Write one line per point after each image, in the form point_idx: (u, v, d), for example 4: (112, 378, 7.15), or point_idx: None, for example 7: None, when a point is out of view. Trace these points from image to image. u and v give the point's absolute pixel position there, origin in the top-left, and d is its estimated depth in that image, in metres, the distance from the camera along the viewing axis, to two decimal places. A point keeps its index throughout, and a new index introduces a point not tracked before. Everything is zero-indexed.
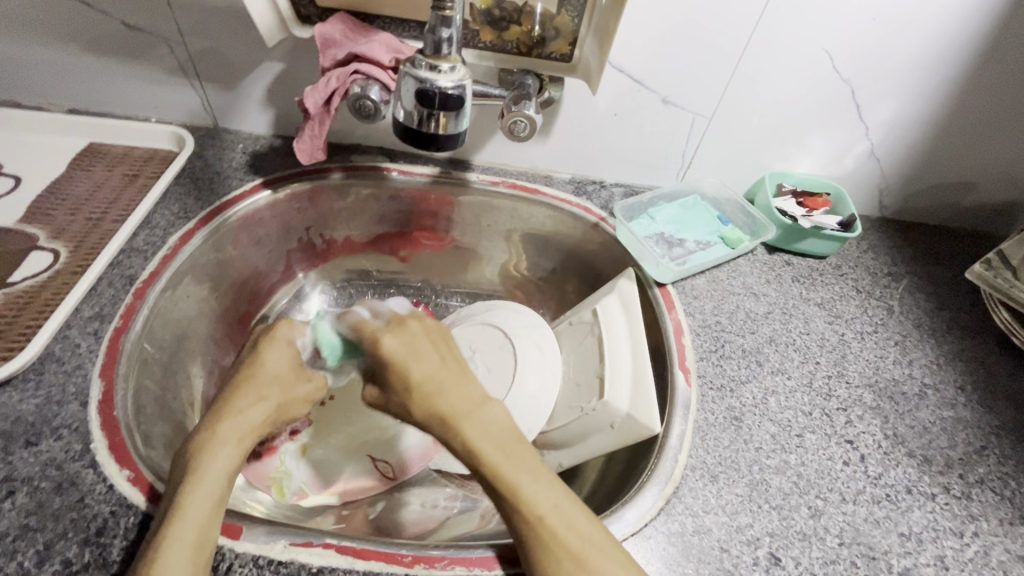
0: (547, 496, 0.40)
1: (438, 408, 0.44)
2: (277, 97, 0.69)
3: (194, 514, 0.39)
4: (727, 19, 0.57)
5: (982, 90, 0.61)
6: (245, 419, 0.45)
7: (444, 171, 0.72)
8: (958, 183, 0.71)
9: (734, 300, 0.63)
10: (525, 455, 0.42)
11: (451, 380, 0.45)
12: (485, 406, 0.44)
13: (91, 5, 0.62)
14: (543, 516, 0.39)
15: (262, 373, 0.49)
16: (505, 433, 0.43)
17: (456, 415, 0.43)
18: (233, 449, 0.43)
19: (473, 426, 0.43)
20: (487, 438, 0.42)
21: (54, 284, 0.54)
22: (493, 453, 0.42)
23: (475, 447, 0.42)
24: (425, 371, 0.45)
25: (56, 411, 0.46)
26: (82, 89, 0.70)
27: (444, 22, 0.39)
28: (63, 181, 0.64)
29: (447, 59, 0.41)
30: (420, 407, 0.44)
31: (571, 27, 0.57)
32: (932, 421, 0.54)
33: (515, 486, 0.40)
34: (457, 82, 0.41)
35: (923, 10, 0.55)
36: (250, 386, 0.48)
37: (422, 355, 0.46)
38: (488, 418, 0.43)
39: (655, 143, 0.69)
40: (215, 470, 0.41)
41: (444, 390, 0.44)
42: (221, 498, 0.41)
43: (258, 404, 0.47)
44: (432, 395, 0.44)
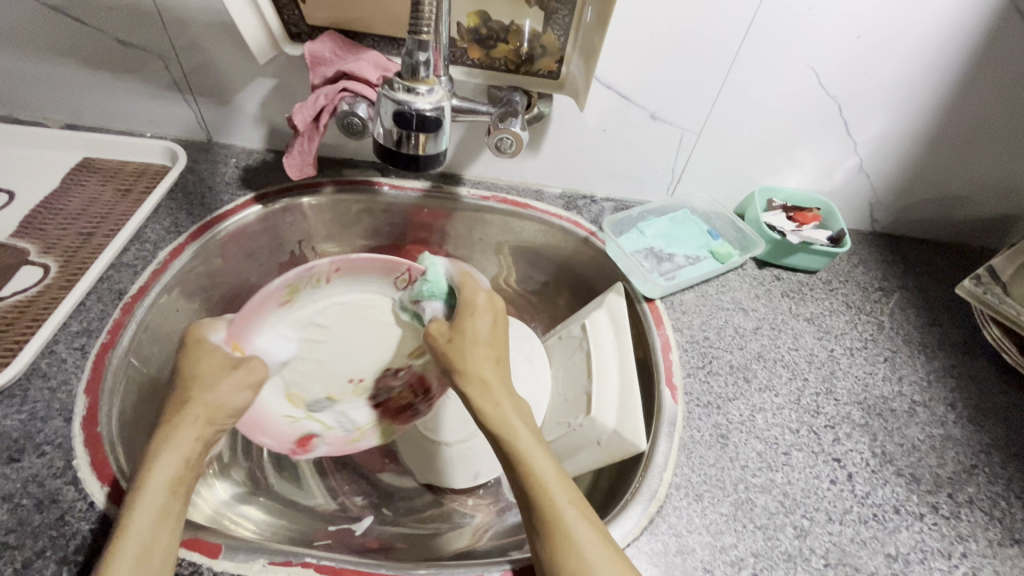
0: (562, 484, 0.42)
1: (484, 380, 0.48)
2: (270, 112, 0.69)
3: (139, 521, 0.39)
4: (713, 36, 0.57)
5: (969, 106, 0.61)
6: (182, 425, 0.44)
7: (434, 185, 0.72)
8: (948, 198, 0.71)
9: (723, 315, 0.63)
10: (547, 445, 0.45)
11: (493, 362, 0.49)
12: (518, 394, 0.48)
13: (86, 23, 0.63)
14: (556, 500, 0.41)
15: (192, 377, 0.48)
16: (531, 423, 0.47)
17: (499, 389, 0.47)
18: (177, 453, 0.43)
19: (510, 404, 0.47)
20: (521, 418, 0.46)
21: (43, 299, 0.54)
22: (522, 431, 0.45)
23: (509, 423, 0.45)
24: (483, 349, 0.50)
25: (40, 427, 0.46)
26: (78, 104, 0.71)
27: (421, 46, 0.39)
28: (57, 195, 0.65)
29: (424, 81, 0.41)
30: (474, 377, 0.48)
31: (557, 44, 0.57)
32: (921, 439, 0.54)
33: (540, 469, 0.42)
34: (435, 104, 0.42)
35: (908, 27, 0.56)
36: (180, 396, 0.47)
37: (487, 335, 0.51)
38: (520, 404, 0.47)
39: (644, 158, 0.69)
40: (156, 479, 0.41)
41: (492, 367, 0.49)
42: (170, 501, 0.41)
43: (190, 411, 0.45)
44: (482, 367, 0.49)
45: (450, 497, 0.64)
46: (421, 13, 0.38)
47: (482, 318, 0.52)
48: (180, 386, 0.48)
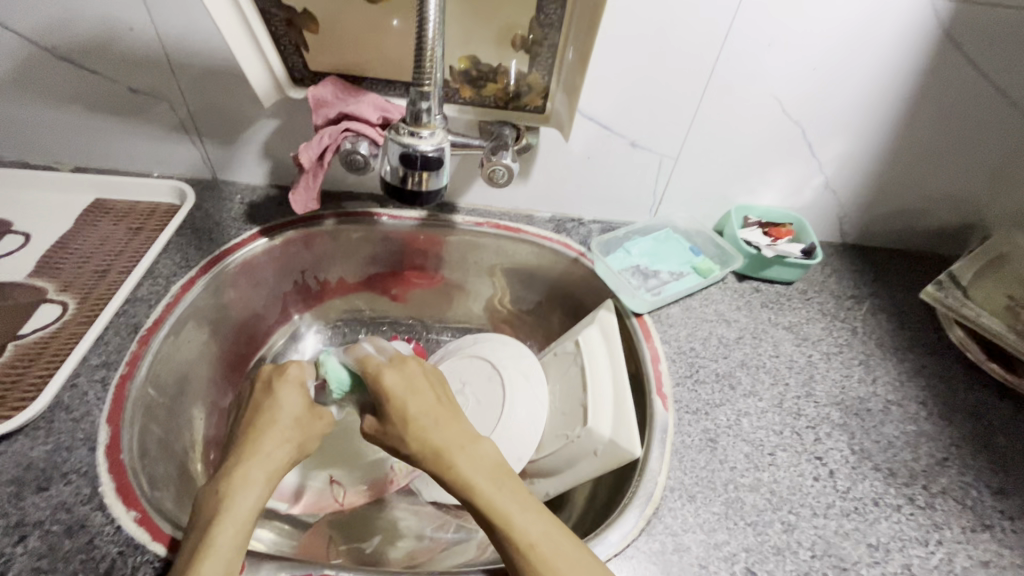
0: (535, 524, 0.44)
1: (432, 443, 0.49)
2: (273, 150, 0.74)
3: (223, 545, 0.41)
4: (682, 71, 0.63)
5: (919, 126, 0.67)
6: (269, 456, 0.48)
7: (431, 215, 0.76)
8: (910, 210, 0.76)
9: (707, 326, 0.67)
10: (511, 486, 0.47)
11: (441, 424, 0.50)
12: (475, 443, 0.50)
13: (100, 74, 0.67)
14: (532, 542, 0.43)
15: (283, 416, 0.51)
16: (491, 468, 0.48)
17: (448, 447, 0.49)
18: (261, 486, 0.45)
19: (463, 458, 0.48)
20: (476, 470, 0.48)
21: (62, 335, 0.57)
22: (482, 480, 0.47)
23: (467, 480, 0.47)
24: (419, 408, 0.51)
25: (66, 457, 0.48)
26: (89, 149, 0.75)
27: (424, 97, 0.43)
28: (71, 236, 0.68)
29: (426, 126, 0.45)
30: (419, 445, 0.49)
31: (542, 83, 0.62)
32: (896, 435, 0.57)
33: (505, 516, 0.45)
34: (437, 145, 0.45)
35: (858, 58, 0.61)
36: (272, 432, 0.49)
37: (421, 393, 0.52)
38: (475, 453, 0.49)
39: (627, 182, 0.74)
40: (244, 509, 0.44)
41: (441, 425, 0.50)
42: (246, 530, 0.43)
43: (281, 447, 0.49)
44: (428, 430, 0.50)
45: (455, 512, 0.66)
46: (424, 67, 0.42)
47: (390, 373, 0.53)
48: (271, 420, 0.50)
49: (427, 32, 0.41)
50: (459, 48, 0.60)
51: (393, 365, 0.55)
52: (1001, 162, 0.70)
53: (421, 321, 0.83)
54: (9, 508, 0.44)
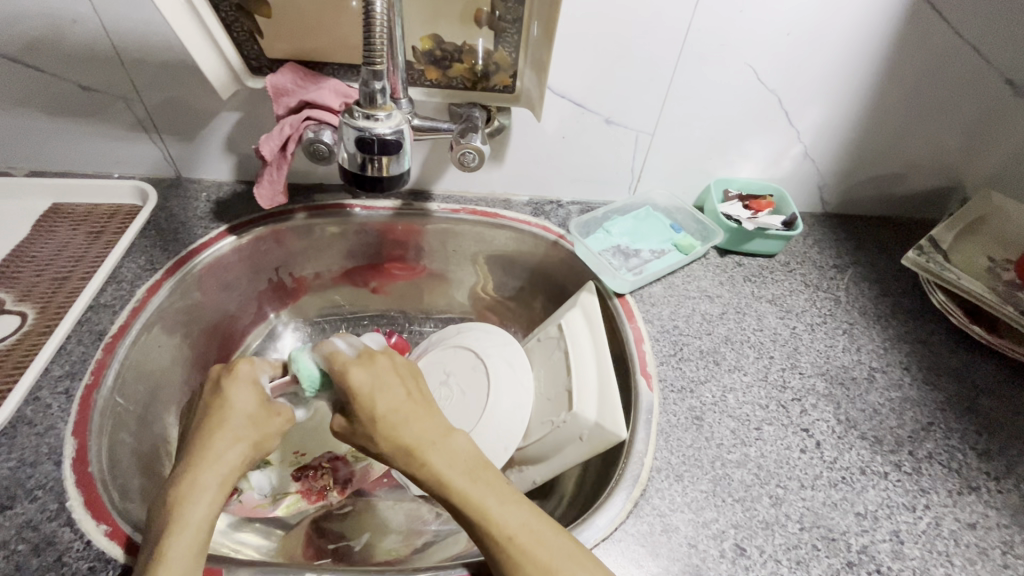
0: (513, 517, 0.44)
1: (404, 440, 0.47)
2: (237, 145, 0.71)
3: (180, 556, 0.40)
4: (653, 45, 0.61)
5: (894, 91, 0.66)
6: (226, 457, 0.46)
7: (405, 203, 0.74)
8: (889, 175, 0.75)
9: (690, 303, 0.66)
10: (489, 481, 0.46)
11: (414, 421, 0.49)
12: (447, 436, 0.48)
13: (46, 72, 0.63)
14: (513, 534, 0.43)
15: (231, 417, 0.49)
16: (467, 461, 0.47)
17: (421, 445, 0.47)
18: (217, 492, 0.44)
19: (436, 455, 0.47)
20: (452, 464, 0.46)
21: (22, 347, 0.54)
22: (458, 475, 0.46)
23: (441, 476, 0.46)
24: (388, 403, 0.49)
25: (30, 473, 0.46)
26: (42, 151, 0.72)
27: (376, 76, 0.41)
28: (28, 243, 0.65)
29: (382, 107, 0.43)
30: (389, 445, 0.47)
31: (509, 60, 0.60)
32: (881, 403, 0.57)
33: (482, 510, 0.44)
34: (394, 127, 0.43)
35: (831, 22, 0.60)
36: (226, 430, 0.48)
37: (388, 390, 0.50)
38: (450, 448, 0.47)
39: (604, 161, 0.73)
40: (201, 514, 0.43)
41: (409, 420, 0.48)
42: (204, 535, 0.42)
43: (235, 447, 0.47)
44: (403, 428, 0.48)
45: (446, 504, 0.65)
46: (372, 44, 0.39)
47: (357, 373, 0.51)
48: (221, 420, 0.48)
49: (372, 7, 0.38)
50: (419, 28, 0.58)
51: (361, 362, 0.52)
52: (980, 123, 0.69)
53: (402, 313, 0.81)
54: None
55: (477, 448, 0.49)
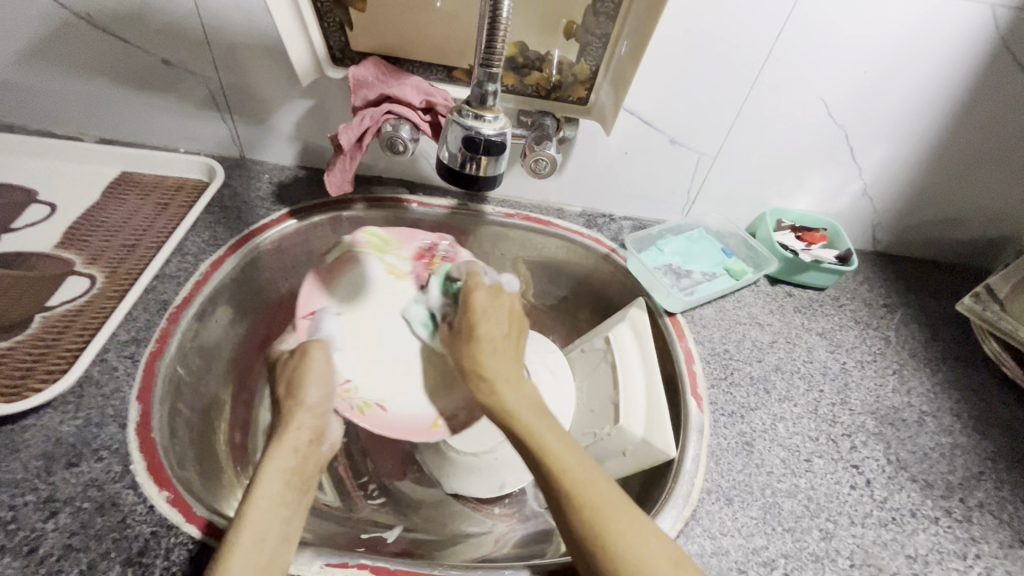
0: (597, 484, 0.44)
1: (501, 400, 0.52)
2: (304, 132, 0.72)
3: (259, 510, 0.42)
4: (731, 69, 0.62)
5: (962, 137, 0.66)
6: (292, 442, 0.51)
7: (461, 203, 0.75)
8: (943, 220, 0.76)
9: (741, 329, 0.66)
10: (576, 452, 0.46)
11: (508, 362, 0.57)
12: (537, 409, 0.51)
13: (133, 44, 0.65)
14: (593, 503, 0.42)
15: (309, 399, 0.56)
16: (552, 426, 0.49)
17: (496, 377, 0.55)
18: (284, 460, 0.48)
19: (511, 395, 0.52)
20: (531, 410, 0.51)
21: (91, 309, 0.55)
22: (550, 439, 0.47)
23: (528, 427, 0.49)
24: (496, 367, 0.55)
25: (96, 433, 0.47)
26: (116, 121, 0.74)
27: (491, 78, 0.39)
28: (98, 208, 0.67)
29: (491, 109, 0.41)
30: (473, 372, 0.56)
31: (587, 74, 0.61)
32: (932, 447, 0.57)
33: (563, 468, 0.44)
34: (500, 130, 0.41)
35: (909, 64, 0.60)
36: (294, 419, 0.54)
37: (495, 326, 0.60)
38: (524, 392, 0.53)
39: (662, 181, 0.74)
40: (271, 477, 0.46)
41: (491, 358, 0.56)
42: (286, 489, 0.46)
43: (297, 429, 0.53)
44: (495, 368, 0.55)
45: (475, 505, 0.66)
46: (495, 48, 0.37)
47: (479, 295, 0.62)
48: (293, 409, 0.55)
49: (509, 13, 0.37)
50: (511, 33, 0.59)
51: (489, 291, 0.63)
52: None
53: None
54: (40, 482, 0.43)
55: (542, 399, 0.53)
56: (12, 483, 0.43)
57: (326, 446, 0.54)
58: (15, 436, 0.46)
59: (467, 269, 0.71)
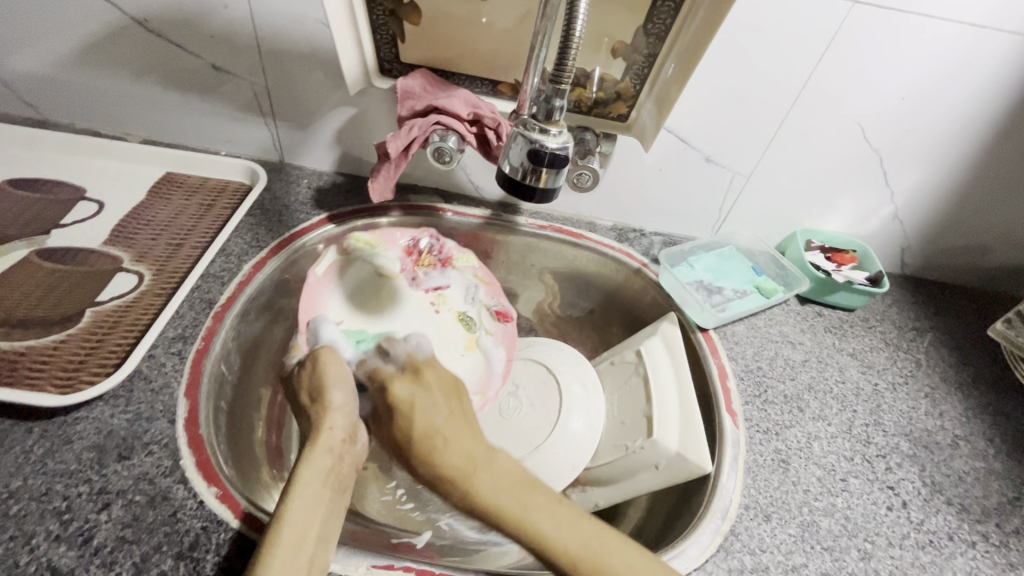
0: (569, 533, 0.42)
1: (447, 470, 0.48)
2: (345, 139, 0.74)
3: (294, 512, 0.42)
4: (771, 91, 0.63)
5: (996, 165, 0.67)
6: (325, 449, 0.48)
7: (495, 214, 0.76)
8: (973, 246, 0.76)
9: (773, 347, 0.66)
10: (533, 496, 0.45)
11: (468, 436, 0.50)
12: (489, 458, 0.48)
13: (185, 49, 0.67)
14: (581, 556, 0.41)
15: (333, 391, 0.53)
16: (514, 478, 0.46)
17: (467, 471, 0.47)
18: (320, 461, 0.47)
19: (484, 475, 0.46)
20: (499, 488, 0.45)
21: (139, 306, 0.57)
22: (507, 496, 0.45)
23: (490, 500, 0.45)
24: (427, 421, 0.51)
25: (146, 427, 0.47)
26: (161, 123, 0.75)
27: (559, 93, 0.42)
28: (144, 208, 0.68)
29: (556, 124, 0.44)
30: (433, 474, 0.48)
31: (632, 92, 0.62)
32: (967, 471, 0.57)
33: (536, 532, 0.43)
34: (563, 144, 0.44)
35: (946, 92, 0.61)
36: (326, 421, 0.51)
37: (428, 413, 0.52)
38: (496, 468, 0.47)
39: (695, 198, 0.75)
40: (308, 482, 0.45)
41: (447, 452, 0.48)
42: (323, 489, 0.45)
43: (328, 433, 0.49)
44: (446, 451, 0.49)
45: None
46: (566, 66, 0.41)
47: (402, 386, 0.55)
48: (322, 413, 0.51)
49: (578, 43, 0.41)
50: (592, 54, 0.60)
51: (410, 376, 0.57)
52: None
53: None
54: (93, 474, 0.44)
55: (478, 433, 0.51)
56: (66, 473, 0.44)
57: (357, 442, 0.52)
58: (68, 427, 0.47)
59: (475, 268, 0.74)
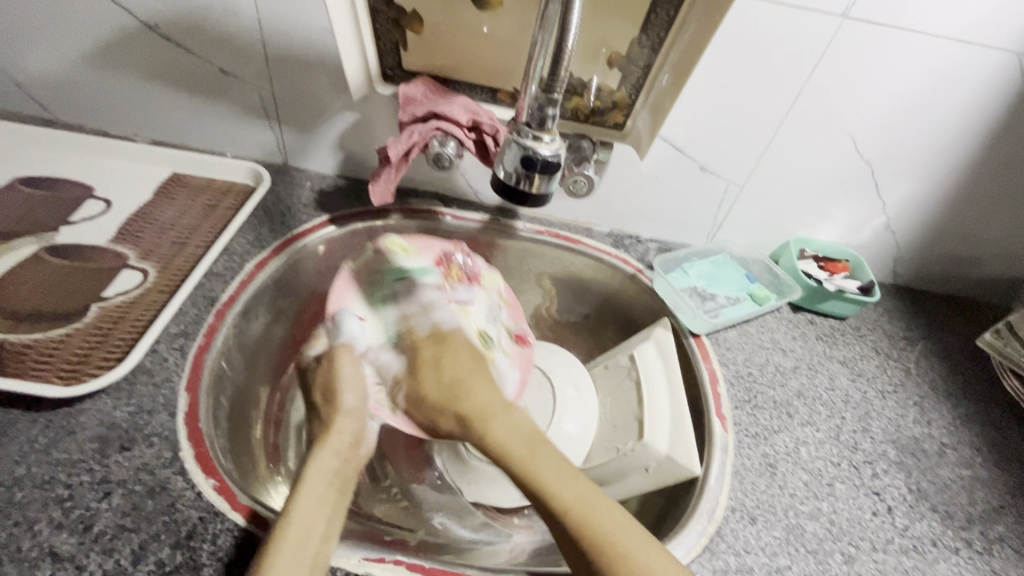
0: (568, 490, 0.47)
1: (467, 408, 0.57)
2: (348, 144, 0.75)
3: (300, 511, 0.45)
4: (764, 102, 0.64)
5: (986, 178, 0.68)
6: (326, 464, 0.53)
7: (493, 218, 0.78)
8: (964, 257, 0.77)
9: (764, 353, 0.67)
10: (546, 451, 0.51)
11: (501, 411, 0.56)
12: (507, 409, 0.56)
13: (194, 53, 0.69)
14: (570, 506, 0.46)
15: (341, 399, 0.60)
16: (522, 435, 0.53)
17: (483, 414, 0.56)
18: (320, 476, 0.51)
19: (499, 424, 0.54)
20: (511, 435, 0.53)
21: (144, 302, 0.58)
22: (516, 443, 0.52)
23: (502, 441, 0.53)
24: (483, 395, 0.57)
25: (147, 420, 0.49)
26: (169, 125, 0.77)
27: (552, 103, 0.44)
28: (150, 207, 0.70)
29: (549, 131, 0.45)
30: (456, 409, 0.57)
31: (628, 101, 0.64)
32: (953, 478, 0.58)
33: (543, 484, 0.48)
34: (555, 150, 0.45)
35: (935, 107, 0.63)
36: (337, 424, 0.58)
37: (455, 358, 0.62)
38: (512, 419, 0.55)
39: (691, 206, 0.76)
40: (309, 493, 0.49)
41: (478, 390, 0.58)
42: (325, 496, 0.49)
43: (338, 436, 0.57)
44: (475, 397, 0.57)
45: (493, 514, 0.67)
46: (558, 77, 0.42)
47: (430, 350, 0.63)
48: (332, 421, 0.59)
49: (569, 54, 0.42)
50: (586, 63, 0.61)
51: (433, 341, 0.64)
52: None
53: None
54: (95, 464, 0.45)
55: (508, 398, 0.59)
56: (68, 463, 0.45)
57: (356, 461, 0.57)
58: (72, 418, 0.48)
59: (500, 290, 0.73)
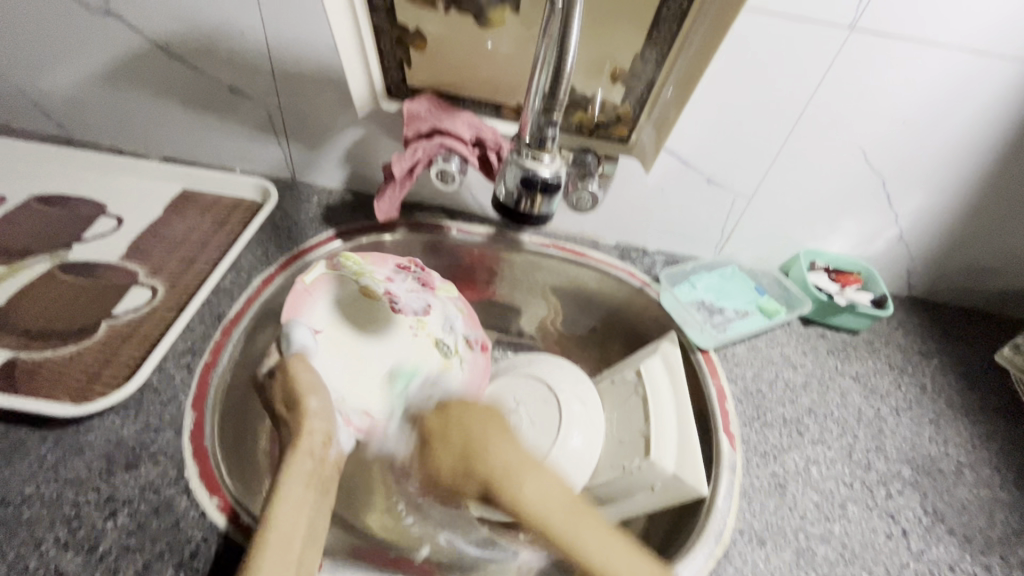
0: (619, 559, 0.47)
1: (546, 521, 0.50)
2: (354, 159, 0.76)
3: (283, 521, 0.45)
4: (771, 114, 0.63)
5: (1003, 190, 0.67)
6: (302, 467, 0.52)
7: (499, 231, 0.78)
8: (982, 269, 0.75)
9: (773, 368, 0.66)
10: (612, 541, 0.48)
11: (561, 499, 0.52)
12: (575, 502, 0.51)
13: (206, 72, 0.70)
14: (607, 572, 0.46)
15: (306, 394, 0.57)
16: (602, 534, 0.49)
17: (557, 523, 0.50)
18: (301, 478, 0.50)
19: (588, 536, 0.49)
20: (586, 529, 0.49)
21: (151, 319, 0.59)
22: (609, 555, 0.47)
23: (579, 545, 0.48)
24: (539, 493, 0.52)
25: (153, 438, 0.49)
26: (181, 141, 0.78)
27: (551, 123, 0.44)
28: (160, 223, 0.71)
29: (548, 151, 0.45)
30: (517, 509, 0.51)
31: (632, 116, 0.65)
32: (970, 500, 0.56)
33: (614, 572, 0.46)
34: (555, 170, 0.46)
35: (946, 120, 0.62)
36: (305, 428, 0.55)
37: (510, 454, 0.55)
38: (585, 516, 0.50)
39: (699, 219, 0.75)
40: (290, 496, 0.48)
41: (530, 481, 0.52)
42: (307, 498, 0.49)
43: (309, 436, 0.54)
44: (536, 496, 0.51)
45: (500, 531, 0.66)
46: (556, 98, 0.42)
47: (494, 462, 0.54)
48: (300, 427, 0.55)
49: (570, 72, 0.42)
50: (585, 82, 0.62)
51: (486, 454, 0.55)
52: None
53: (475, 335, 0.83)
54: (101, 483, 0.46)
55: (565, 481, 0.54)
56: (75, 481, 0.46)
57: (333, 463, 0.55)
58: (80, 436, 0.49)
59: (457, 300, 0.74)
